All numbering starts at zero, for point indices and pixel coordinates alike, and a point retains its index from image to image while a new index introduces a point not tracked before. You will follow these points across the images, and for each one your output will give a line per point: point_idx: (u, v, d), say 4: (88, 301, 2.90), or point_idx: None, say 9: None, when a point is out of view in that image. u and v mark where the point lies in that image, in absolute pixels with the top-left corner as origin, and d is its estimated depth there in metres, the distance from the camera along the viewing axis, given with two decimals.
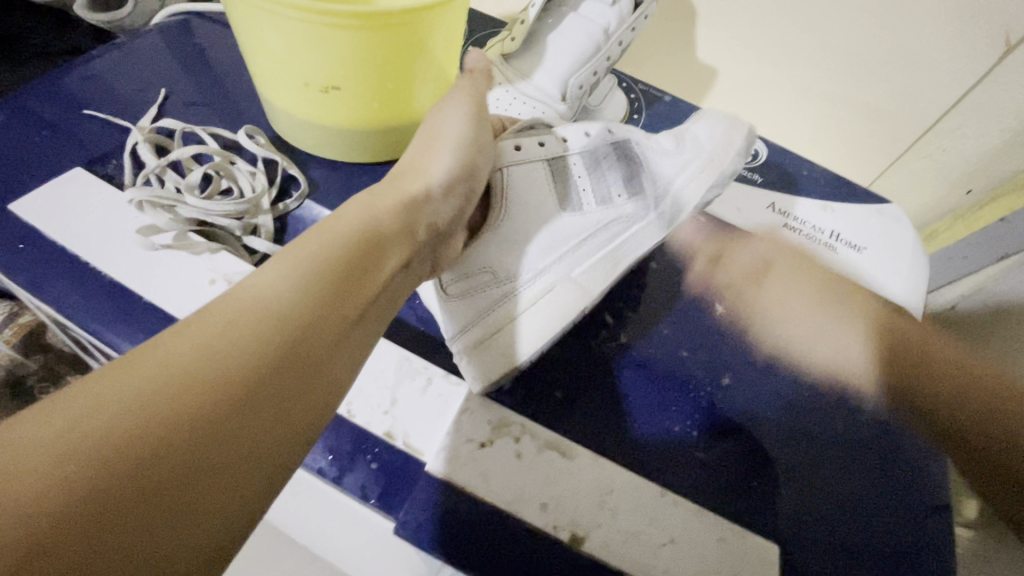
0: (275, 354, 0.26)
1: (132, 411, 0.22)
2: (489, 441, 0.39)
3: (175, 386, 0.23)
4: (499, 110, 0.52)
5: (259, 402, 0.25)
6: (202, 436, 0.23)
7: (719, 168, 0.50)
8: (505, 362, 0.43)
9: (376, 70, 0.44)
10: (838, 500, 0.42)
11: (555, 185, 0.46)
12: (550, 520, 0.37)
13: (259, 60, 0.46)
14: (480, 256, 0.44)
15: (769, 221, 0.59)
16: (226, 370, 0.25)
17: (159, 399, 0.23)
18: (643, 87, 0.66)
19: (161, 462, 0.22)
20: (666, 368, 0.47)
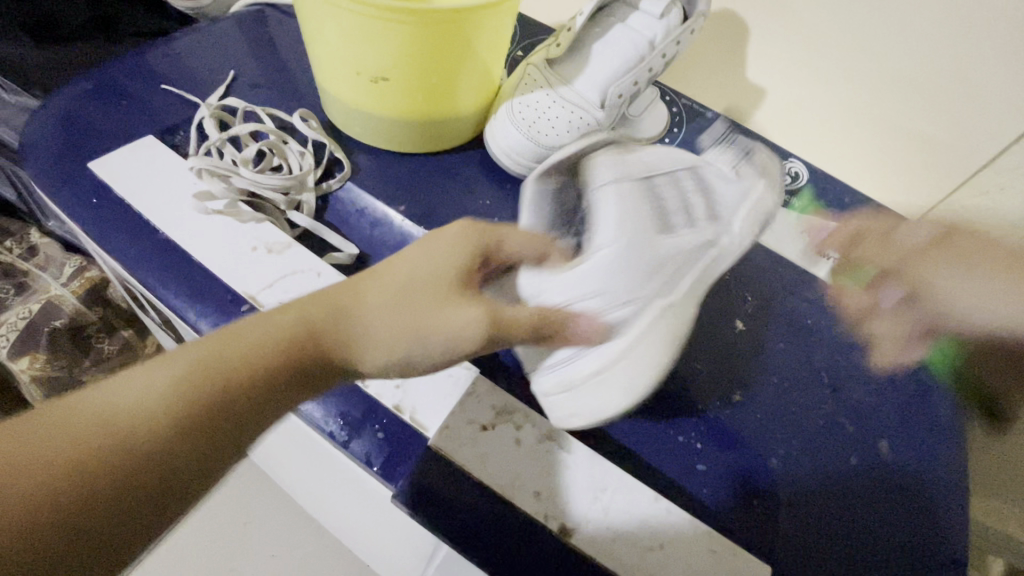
0: (194, 418, 0.28)
1: (88, 452, 0.25)
2: (491, 425, 0.40)
3: (101, 430, 0.26)
4: (535, 113, 0.53)
5: (191, 452, 0.27)
6: (139, 473, 0.26)
7: (763, 211, 0.46)
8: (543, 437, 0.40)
9: (424, 63, 0.47)
10: (846, 532, 0.40)
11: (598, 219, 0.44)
12: (541, 509, 0.37)
13: (319, 49, 0.49)
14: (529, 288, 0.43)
15: (803, 245, 0.57)
16: (154, 421, 0.27)
17: (115, 431, 0.26)
18: (687, 102, 0.66)
19: (105, 496, 0.25)
20: (676, 378, 0.46)
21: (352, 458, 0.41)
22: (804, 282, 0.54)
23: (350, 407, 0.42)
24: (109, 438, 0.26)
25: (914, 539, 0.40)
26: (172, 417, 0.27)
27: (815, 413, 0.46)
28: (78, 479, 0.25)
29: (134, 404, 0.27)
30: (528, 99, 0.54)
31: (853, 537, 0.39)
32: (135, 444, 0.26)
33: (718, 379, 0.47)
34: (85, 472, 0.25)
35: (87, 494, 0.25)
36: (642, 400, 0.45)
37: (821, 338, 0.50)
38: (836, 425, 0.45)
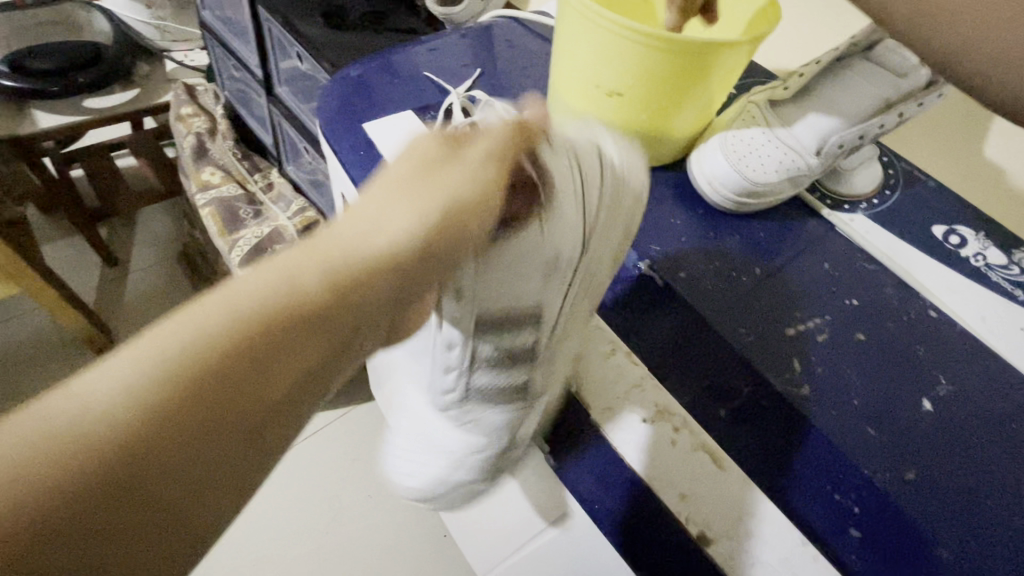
0: (202, 401, 0.28)
1: (88, 458, 0.26)
2: (653, 421, 0.49)
3: (93, 458, 0.26)
4: (747, 149, 0.55)
5: (239, 454, 0.30)
6: (189, 486, 0.29)
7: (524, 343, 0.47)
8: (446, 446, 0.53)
9: (661, 86, 0.52)
10: None
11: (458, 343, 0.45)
12: (689, 512, 0.47)
13: (566, 62, 0.56)
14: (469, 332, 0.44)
15: (1020, 343, 0.51)
16: (139, 426, 0.27)
17: (106, 457, 0.26)
18: (907, 167, 0.63)
19: (99, 541, 0.27)
20: (846, 437, 0.42)
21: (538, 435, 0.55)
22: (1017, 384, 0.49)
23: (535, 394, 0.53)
24: (110, 451, 0.26)
25: None
26: (147, 439, 0.27)
27: (1004, 527, 0.40)
28: (97, 523, 0.26)
29: (144, 466, 0.27)
30: (742, 132, 0.56)
31: None
32: (114, 488, 0.26)
33: (890, 452, 0.43)
34: (89, 489, 0.26)
35: (74, 512, 0.26)
36: (812, 451, 0.43)
37: None
38: None
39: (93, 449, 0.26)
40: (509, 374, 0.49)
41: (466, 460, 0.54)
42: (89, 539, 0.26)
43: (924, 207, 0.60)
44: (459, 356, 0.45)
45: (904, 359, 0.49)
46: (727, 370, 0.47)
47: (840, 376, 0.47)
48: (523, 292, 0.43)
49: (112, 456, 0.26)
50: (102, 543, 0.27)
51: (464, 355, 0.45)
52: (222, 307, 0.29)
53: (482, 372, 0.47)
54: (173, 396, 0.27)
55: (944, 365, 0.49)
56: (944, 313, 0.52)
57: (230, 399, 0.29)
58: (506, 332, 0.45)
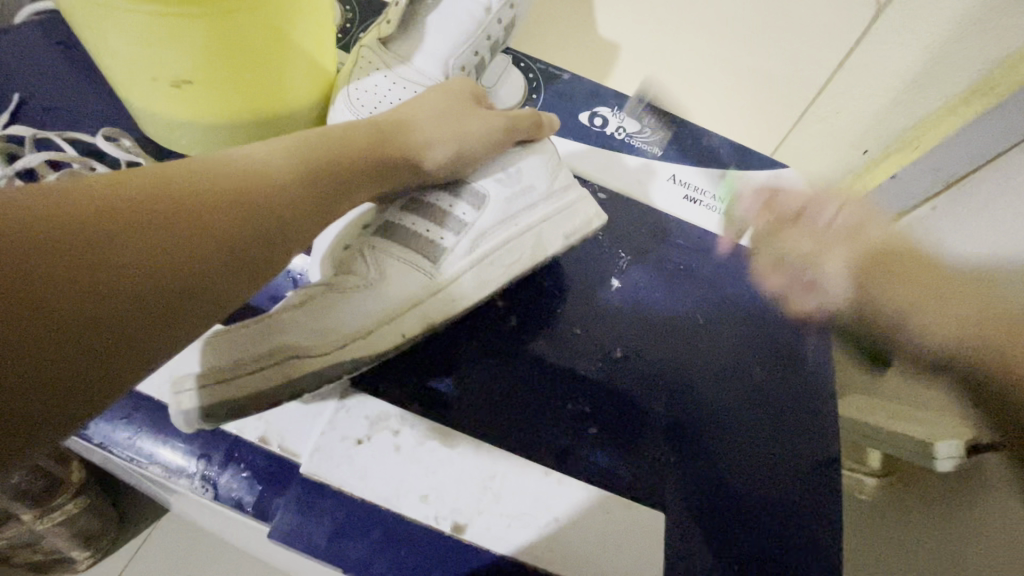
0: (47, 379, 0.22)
1: (78, 207, 0.25)
2: (366, 437, 0.38)
3: (96, 245, 0.24)
4: (375, 98, 0.50)
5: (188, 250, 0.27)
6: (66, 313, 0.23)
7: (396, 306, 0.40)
8: (339, 339, 0.38)
9: (230, 59, 0.41)
10: (718, 468, 0.43)
11: (399, 246, 0.42)
12: (431, 512, 0.36)
13: (103, 57, 0.42)
14: (392, 267, 0.41)
15: (669, 195, 0.58)
16: (159, 238, 0.26)
17: (100, 266, 0.24)
18: (542, 66, 0.65)
19: (89, 357, 0.24)
20: (556, 349, 0.46)
21: (217, 499, 0.38)
22: (675, 229, 0.56)
23: (207, 450, 0.39)
24: (112, 217, 0.25)
25: (769, 461, 0.44)
26: (139, 214, 0.26)
27: (688, 359, 0.48)
28: (86, 281, 0.24)
29: (130, 247, 0.25)
30: (364, 82, 0.51)
31: (723, 473, 0.43)
32: (89, 244, 0.24)
33: (596, 340, 0.47)
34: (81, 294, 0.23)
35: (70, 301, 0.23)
36: (539, 378, 0.44)
37: (695, 283, 0.52)
38: (707, 364, 0.48)
39: (110, 214, 0.26)
40: (369, 317, 0.39)
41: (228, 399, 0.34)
42: (84, 331, 0.23)
43: (567, 100, 0.62)
44: (366, 274, 0.40)
45: (588, 250, 0.52)
46: (437, 331, 0.45)
47: (542, 295, 0.48)
48: (436, 263, 0.42)
49: (119, 204, 0.26)
50: (86, 373, 0.24)
51: (346, 283, 0.39)
52: (201, 167, 0.30)
53: (447, 250, 0.43)
54: (162, 193, 0.28)
55: (621, 240, 0.53)
56: (608, 191, 0.57)
57: (261, 208, 0.31)
58: (343, 304, 0.38)
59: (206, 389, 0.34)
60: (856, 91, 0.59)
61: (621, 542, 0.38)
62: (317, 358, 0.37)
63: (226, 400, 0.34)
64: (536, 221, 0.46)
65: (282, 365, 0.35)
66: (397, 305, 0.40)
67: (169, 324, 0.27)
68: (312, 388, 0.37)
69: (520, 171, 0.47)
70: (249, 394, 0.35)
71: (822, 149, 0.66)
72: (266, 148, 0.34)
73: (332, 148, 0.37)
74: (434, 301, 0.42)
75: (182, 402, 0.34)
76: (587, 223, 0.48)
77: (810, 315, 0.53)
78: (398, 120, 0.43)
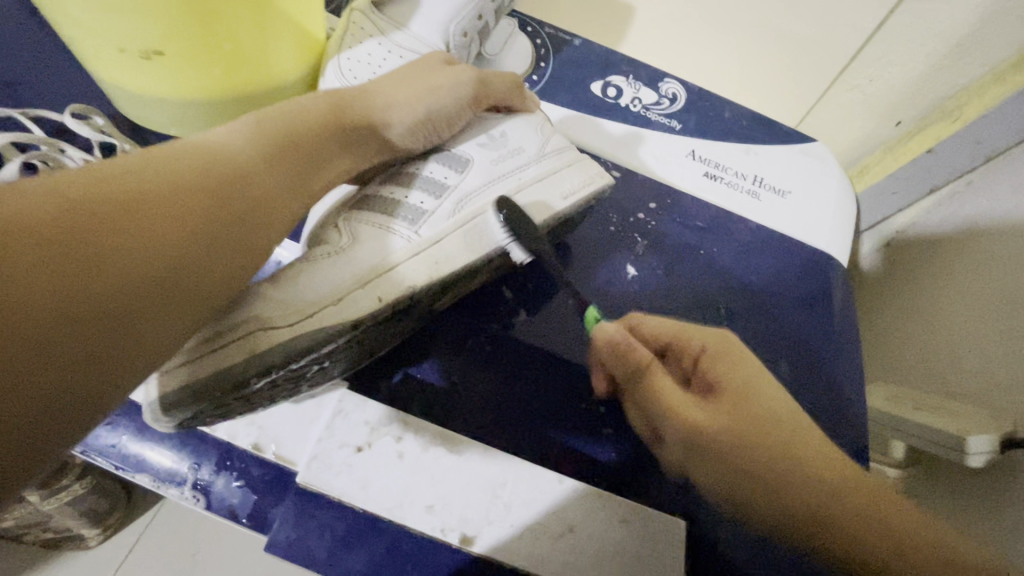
0: (66, 350, 0.22)
1: (37, 220, 0.22)
2: (367, 444, 0.36)
3: (63, 263, 0.22)
4: (369, 67, 0.46)
5: (184, 228, 0.26)
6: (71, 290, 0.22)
7: (371, 274, 0.36)
8: (302, 310, 0.34)
9: (205, 27, 0.37)
10: None
11: (378, 217, 0.38)
12: (437, 523, 0.34)
13: (64, 28, 0.37)
14: (369, 237, 0.37)
15: (689, 172, 0.53)
16: (130, 248, 0.24)
17: (68, 284, 0.22)
18: (550, 30, 0.59)
19: (69, 387, 0.22)
20: (565, 346, 0.43)
21: (210, 509, 0.36)
22: (694, 210, 0.52)
23: (199, 458, 0.37)
24: (76, 232, 0.23)
25: None
26: (102, 223, 0.24)
27: None
28: (84, 259, 0.23)
29: (106, 260, 0.23)
30: (356, 50, 0.46)
31: None
32: (79, 223, 0.23)
33: None
34: (57, 320, 0.22)
35: (40, 329, 0.21)
36: (548, 375, 0.42)
37: (713, 269, 0.49)
38: None
39: (105, 194, 0.25)
40: (340, 286, 0.35)
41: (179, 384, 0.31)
42: (76, 342, 0.22)
43: (578, 68, 0.57)
44: (337, 242, 0.37)
45: (600, 236, 0.49)
46: (436, 329, 0.42)
47: (547, 286, 0.46)
48: (417, 226, 0.38)
49: (82, 213, 0.23)
50: (67, 405, 0.22)
51: (319, 253, 0.36)
52: (157, 164, 0.27)
53: (428, 214, 0.39)
54: (127, 197, 0.25)
55: (634, 224, 0.50)
56: (623, 169, 0.53)
57: (250, 178, 0.30)
58: (312, 273, 0.35)
59: (172, 369, 0.31)
60: (893, 57, 0.54)
61: (639, 552, 0.35)
62: (283, 329, 0.33)
63: (188, 382, 0.31)
64: (527, 180, 0.41)
65: (246, 339, 0.31)
66: (369, 271, 0.36)
67: (177, 300, 0.26)
68: (281, 366, 0.32)
69: (504, 133, 0.43)
70: (210, 375, 0.31)
71: (851, 119, 0.61)
72: (229, 130, 0.31)
73: (301, 130, 0.34)
74: (415, 263, 0.37)
75: (149, 391, 0.31)
76: (586, 180, 0.42)
77: (838, 304, 0.49)
78: (387, 93, 0.38)
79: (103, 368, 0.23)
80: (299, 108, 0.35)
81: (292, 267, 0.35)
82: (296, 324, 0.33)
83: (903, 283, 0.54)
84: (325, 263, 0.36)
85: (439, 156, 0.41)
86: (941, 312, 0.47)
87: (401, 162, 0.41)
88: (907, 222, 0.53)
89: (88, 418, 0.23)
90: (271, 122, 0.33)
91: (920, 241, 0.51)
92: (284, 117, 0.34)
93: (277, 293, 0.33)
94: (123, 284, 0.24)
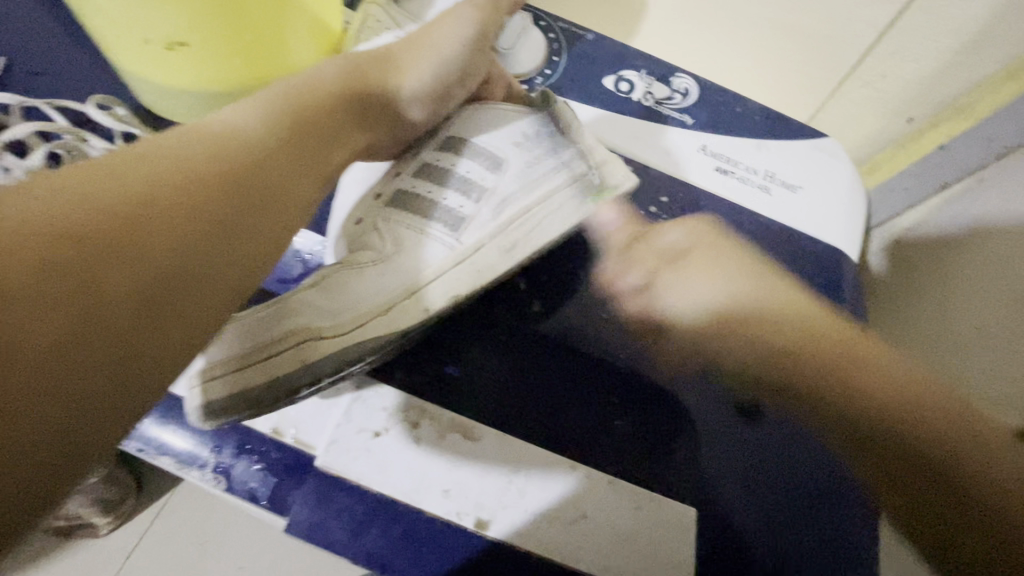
0: (100, 331, 0.23)
1: (61, 213, 0.23)
2: (384, 429, 0.37)
3: (61, 288, 0.22)
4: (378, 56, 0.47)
5: (201, 209, 0.27)
6: (96, 274, 0.23)
7: (422, 281, 0.37)
8: (350, 317, 0.35)
9: (227, 18, 0.38)
10: (751, 464, 0.41)
11: (419, 221, 0.38)
12: (453, 507, 0.35)
13: (89, 19, 0.38)
14: (411, 242, 0.38)
15: (701, 166, 0.54)
16: (149, 234, 0.25)
17: (99, 269, 0.23)
18: (564, 24, 0.59)
19: (99, 366, 0.22)
20: (589, 342, 0.43)
21: (230, 492, 0.37)
22: (705, 202, 0.52)
23: (221, 440, 0.38)
24: (70, 257, 0.22)
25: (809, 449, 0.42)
26: (97, 244, 0.23)
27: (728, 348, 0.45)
28: (108, 244, 0.24)
29: (130, 243, 0.24)
30: (373, 42, 0.48)
31: (760, 467, 0.41)
32: (102, 209, 0.24)
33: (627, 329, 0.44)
34: (64, 345, 0.21)
35: (70, 313, 0.22)
36: (563, 365, 0.42)
37: None
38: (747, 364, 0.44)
39: (126, 183, 0.25)
40: (384, 292, 0.36)
41: (229, 394, 0.32)
42: (106, 322, 0.23)
43: (591, 62, 0.58)
44: (380, 248, 0.37)
45: (613, 228, 0.49)
46: (455, 319, 0.43)
47: (564, 277, 0.46)
48: (458, 230, 0.38)
49: (94, 213, 0.24)
50: (105, 388, 0.23)
51: (360, 258, 0.36)
52: (148, 172, 0.26)
53: (469, 219, 0.39)
54: (141, 190, 0.26)
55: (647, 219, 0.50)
56: (636, 163, 0.53)
57: (261, 158, 0.30)
58: (357, 281, 0.36)
59: (220, 377, 0.32)
60: (907, 53, 0.54)
61: (649, 537, 0.36)
62: (331, 339, 0.34)
63: (239, 391, 0.32)
64: (561, 184, 0.41)
65: (297, 348, 0.33)
66: (414, 278, 0.37)
67: (202, 278, 0.27)
68: (333, 371, 0.34)
69: (540, 133, 0.42)
70: (262, 383, 0.33)
71: (862, 115, 0.61)
72: (235, 122, 0.31)
73: (314, 124, 0.34)
74: (458, 272, 0.37)
75: (195, 396, 0.33)
76: (614, 183, 0.42)
77: (849, 297, 0.50)
78: (408, 84, 0.39)
79: (136, 346, 0.24)
80: (308, 87, 0.35)
81: (337, 272, 0.36)
82: (343, 331, 0.35)
83: (911, 280, 0.54)
84: (369, 267, 0.36)
85: (473, 152, 0.40)
86: (949, 306, 0.48)
87: (432, 156, 0.41)
88: (919, 218, 0.53)
89: (107, 437, 0.23)
90: (281, 104, 0.33)
91: (930, 239, 0.52)
92: (294, 98, 0.34)
93: (321, 299, 0.35)
94: (148, 265, 0.25)
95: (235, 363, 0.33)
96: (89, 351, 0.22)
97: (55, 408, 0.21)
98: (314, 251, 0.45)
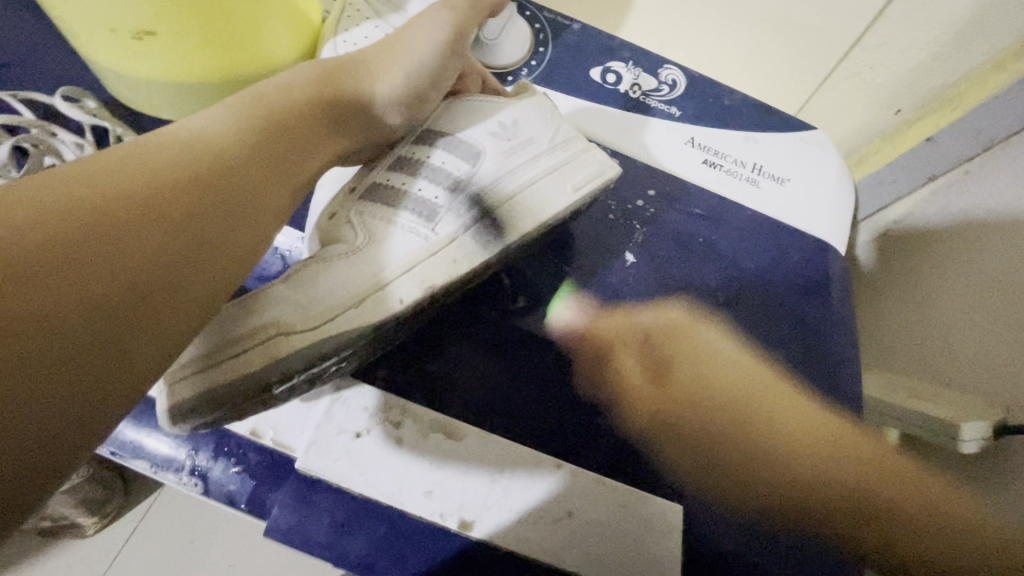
0: (69, 344, 0.22)
1: (24, 222, 0.22)
2: (365, 430, 0.36)
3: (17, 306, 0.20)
4: (354, 46, 0.46)
5: (172, 214, 0.26)
6: (61, 285, 0.22)
7: (395, 271, 0.36)
8: (319, 311, 0.34)
9: (197, 6, 0.36)
10: (737, 460, 0.41)
11: (393, 213, 0.37)
12: (436, 508, 0.35)
13: (53, 8, 0.36)
14: (385, 234, 0.37)
15: (689, 159, 0.53)
16: (118, 239, 0.24)
17: (65, 279, 0.22)
18: (549, 14, 0.58)
19: (69, 379, 0.21)
20: (573, 339, 0.43)
21: (207, 494, 0.36)
22: (693, 196, 0.52)
23: (197, 443, 0.37)
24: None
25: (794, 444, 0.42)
26: (30, 263, 0.21)
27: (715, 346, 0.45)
28: (76, 253, 0.23)
29: (98, 250, 0.23)
30: (353, 32, 0.46)
31: (746, 463, 0.41)
32: (68, 217, 0.23)
33: (612, 325, 0.44)
34: (2, 373, 0.20)
35: (36, 326, 0.21)
36: (548, 362, 0.42)
37: (714, 255, 0.49)
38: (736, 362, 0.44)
39: (92, 189, 0.24)
40: (355, 285, 0.35)
41: (192, 395, 0.31)
42: (74, 333, 0.22)
43: (577, 54, 0.57)
44: (353, 241, 0.36)
45: (601, 222, 0.49)
46: (437, 317, 0.42)
47: (547, 274, 0.45)
48: (433, 221, 0.37)
49: (59, 221, 0.23)
50: (75, 402, 0.22)
51: (333, 251, 0.36)
52: (110, 180, 0.25)
53: (444, 209, 0.38)
54: (109, 196, 0.25)
55: (634, 213, 0.49)
56: (624, 157, 0.52)
57: (233, 159, 0.29)
58: (329, 275, 0.35)
59: (185, 377, 0.31)
60: (894, 44, 0.53)
61: (634, 537, 0.36)
62: (302, 335, 0.33)
63: (205, 390, 0.31)
64: (540, 173, 0.40)
65: (266, 345, 0.32)
66: (386, 269, 0.36)
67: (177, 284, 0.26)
68: (303, 368, 0.33)
69: (517, 122, 0.41)
70: (228, 381, 0.31)
71: (850, 108, 0.61)
72: (204, 125, 0.30)
73: (287, 123, 0.33)
74: (434, 262, 0.36)
75: (163, 398, 0.32)
76: (594, 172, 0.41)
77: (836, 291, 0.50)
78: (385, 76, 0.38)
79: (108, 356, 0.23)
80: (280, 87, 0.34)
81: (307, 267, 0.35)
82: (314, 326, 0.33)
83: (898, 273, 0.54)
84: (340, 259, 0.35)
85: (447, 143, 0.40)
86: (935, 300, 0.48)
87: (408, 151, 0.40)
88: (905, 211, 0.53)
89: (74, 458, 0.22)
90: (253, 104, 0.32)
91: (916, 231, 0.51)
92: (266, 98, 0.33)
93: (291, 296, 0.34)
94: (117, 273, 0.24)
95: (198, 360, 0.31)
96: (58, 364, 0.21)
97: (23, 423, 0.20)
98: (294, 248, 0.44)
